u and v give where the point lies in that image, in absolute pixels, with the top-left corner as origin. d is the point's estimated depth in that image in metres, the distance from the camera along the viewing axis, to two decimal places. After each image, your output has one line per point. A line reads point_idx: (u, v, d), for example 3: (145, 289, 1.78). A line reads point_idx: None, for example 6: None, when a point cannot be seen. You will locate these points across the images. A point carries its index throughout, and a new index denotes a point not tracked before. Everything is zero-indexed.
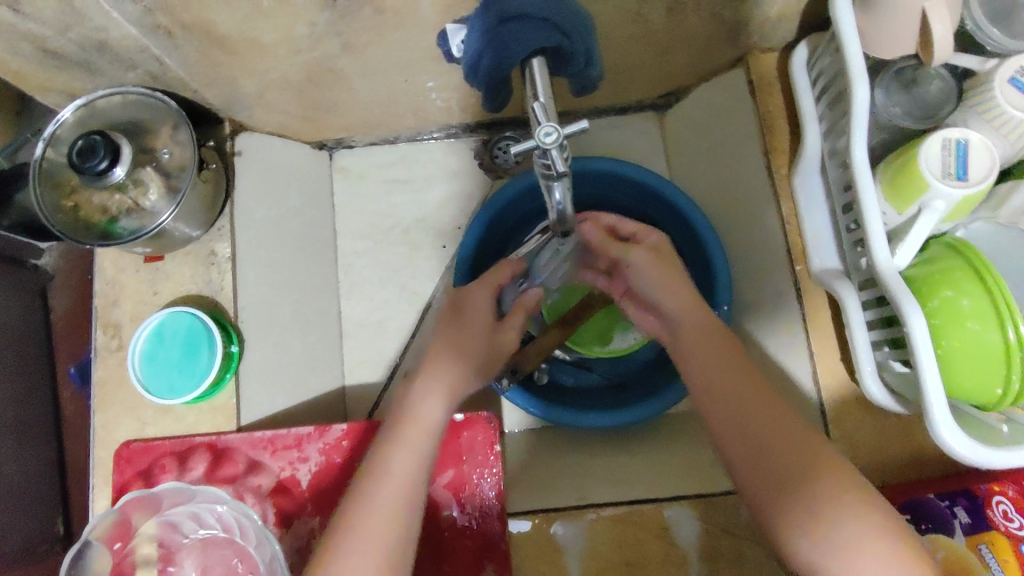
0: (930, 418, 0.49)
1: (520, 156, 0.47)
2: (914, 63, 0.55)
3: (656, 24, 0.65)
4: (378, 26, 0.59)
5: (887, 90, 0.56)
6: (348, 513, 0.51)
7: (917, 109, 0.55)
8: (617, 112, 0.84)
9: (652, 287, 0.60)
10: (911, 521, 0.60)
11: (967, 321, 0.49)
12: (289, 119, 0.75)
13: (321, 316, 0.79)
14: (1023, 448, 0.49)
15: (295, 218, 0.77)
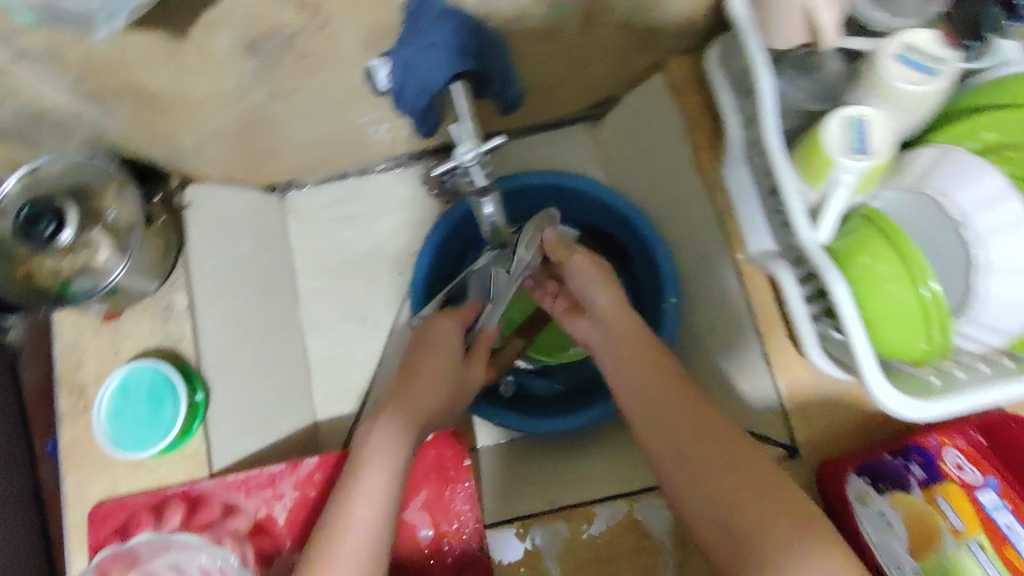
0: (863, 378, 0.52)
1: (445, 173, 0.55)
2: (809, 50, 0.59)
3: (572, 40, 0.68)
4: (305, 69, 0.62)
5: (790, 77, 0.59)
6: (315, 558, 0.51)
7: (818, 92, 0.59)
8: (553, 127, 0.88)
9: (586, 287, 0.65)
10: (870, 482, 0.62)
11: (885, 284, 0.52)
12: (234, 167, 0.77)
13: (287, 354, 0.80)
14: (953, 396, 0.51)
15: (250, 261, 0.79)
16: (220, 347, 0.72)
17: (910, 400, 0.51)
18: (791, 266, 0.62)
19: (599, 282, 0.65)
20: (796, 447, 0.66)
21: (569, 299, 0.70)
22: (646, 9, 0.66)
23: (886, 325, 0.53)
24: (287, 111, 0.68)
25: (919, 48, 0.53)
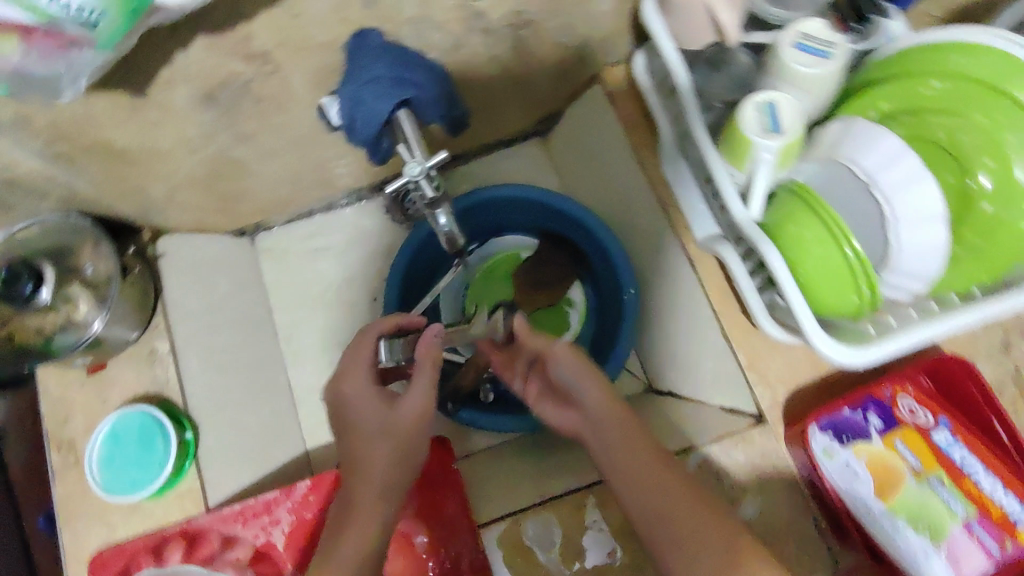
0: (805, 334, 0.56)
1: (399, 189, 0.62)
2: (717, 49, 0.65)
3: (509, 61, 0.74)
4: (262, 112, 0.66)
5: (704, 74, 0.66)
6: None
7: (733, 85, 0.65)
8: (505, 145, 0.93)
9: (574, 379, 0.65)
10: (834, 437, 0.64)
11: (812, 248, 0.57)
12: (204, 215, 0.81)
13: (271, 389, 0.82)
14: (887, 342, 0.56)
15: (227, 303, 0.82)
16: (205, 387, 0.74)
17: (850, 350, 0.55)
18: (733, 245, 0.66)
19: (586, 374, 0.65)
20: (763, 416, 0.68)
21: (548, 391, 0.69)
22: (572, 27, 0.72)
23: (824, 285, 0.57)
24: (250, 154, 0.72)
25: (812, 35, 0.59)
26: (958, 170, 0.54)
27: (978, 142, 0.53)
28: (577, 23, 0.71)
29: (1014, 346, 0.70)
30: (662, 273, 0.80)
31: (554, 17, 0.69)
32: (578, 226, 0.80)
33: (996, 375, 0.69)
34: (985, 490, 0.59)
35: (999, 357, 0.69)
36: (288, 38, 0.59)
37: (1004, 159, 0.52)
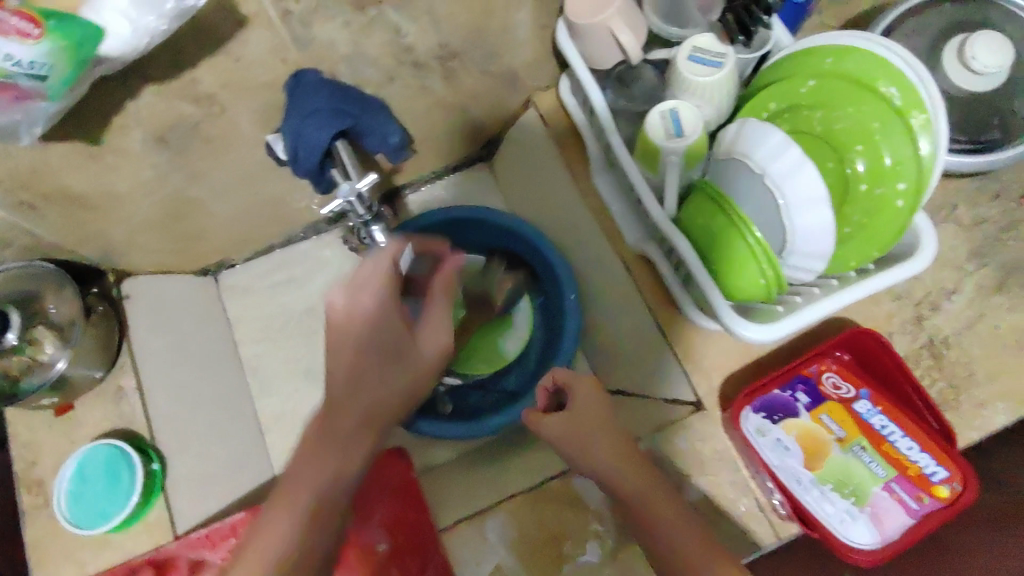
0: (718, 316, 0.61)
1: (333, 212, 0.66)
2: (625, 67, 0.72)
3: (442, 92, 0.80)
4: (212, 152, 0.71)
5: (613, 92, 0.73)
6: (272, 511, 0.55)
7: (643, 98, 0.72)
8: (452, 171, 0.98)
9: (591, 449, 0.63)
10: (766, 416, 0.68)
11: (720, 237, 0.63)
12: (165, 255, 0.85)
13: (238, 419, 0.85)
14: (791, 319, 0.61)
15: (191, 338, 0.85)
16: (171, 419, 0.77)
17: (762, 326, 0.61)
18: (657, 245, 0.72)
19: (607, 434, 0.64)
20: (701, 401, 0.73)
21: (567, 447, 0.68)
22: (496, 57, 0.79)
23: (733, 273, 0.63)
24: (205, 192, 0.77)
25: (703, 48, 0.66)
26: (838, 156, 0.60)
27: (851, 129, 0.59)
28: (500, 52, 0.78)
29: (927, 318, 0.76)
30: (603, 276, 0.85)
31: (478, 49, 0.76)
32: (520, 240, 0.86)
33: (908, 348, 0.75)
34: (902, 453, 0.64)
35: (912, 329, 0.76)
36: (230, 79, 0.64)
37: (873, 143, 0.58)
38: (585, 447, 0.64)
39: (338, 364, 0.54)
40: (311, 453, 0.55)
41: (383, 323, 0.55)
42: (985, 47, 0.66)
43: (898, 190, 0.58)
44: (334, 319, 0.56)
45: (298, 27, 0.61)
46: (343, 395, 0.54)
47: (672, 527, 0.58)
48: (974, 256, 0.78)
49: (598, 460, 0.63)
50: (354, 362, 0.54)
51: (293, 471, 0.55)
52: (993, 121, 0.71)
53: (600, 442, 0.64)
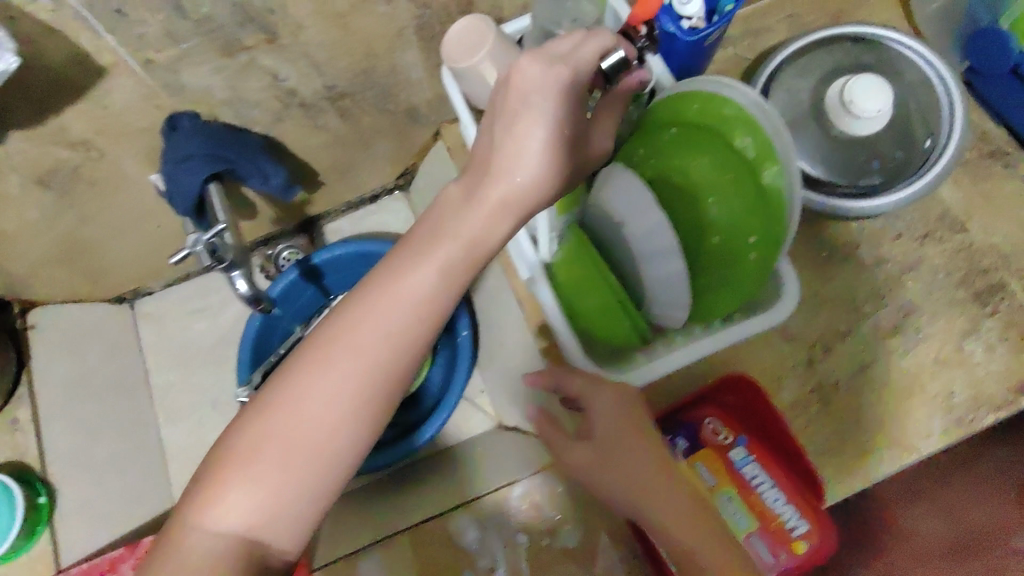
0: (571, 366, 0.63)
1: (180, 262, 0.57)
2: None
3: (340, 128, 0.80)
4: (101, 192, 0.73)
5: None
6: (270, 437, 0.44)
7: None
8: (371, 201, 0.99)
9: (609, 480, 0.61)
10: None
11: (579, 286, 0.63)
12: (75, 286, 0.85)
13: (141, 449, 0.87)
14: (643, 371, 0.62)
15: (98, 370, 0.86)
16: (69, 453, 0.78)
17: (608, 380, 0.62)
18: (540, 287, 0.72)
19: (631, 458, 0.61)
20: None
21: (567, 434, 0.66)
22: (393, 95, 0.79)
23: (597, 324, 0.64)
24: (101, 230, 0.78)
25: None
26: (692, 205, 0.59)
27: (705, 180, 0.58)
28: (396, 90, 0.78)
29: (818, 361, 0.76)
30: (503, 312, 0.85)
31: (371, 88, 0.76)
32: None
33: (800, 393, 0.75)
34: (767, 505, 0.65)
35: (802, 371, 0.75)
36: (104, 125, 0.64)
37: (722, 194, 0.57)
38: (608, 470, 0.61)
39: (521, 135, 0.45)
40: (410, 247, 0.47)
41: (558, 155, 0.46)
42: (865, 89, 0.64)
43: (750, 243, 0.57)
44: (520, 82, 0.46)
45: (165, 74, 0.61)
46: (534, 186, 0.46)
47: (689, 537, 0.57)
48: (871, 297, 0.77)
49: (616, 476, 0.61)
50: (538, 159, 0.46)
51: (333, 344, 0.45)
52: (881, 163, 0.71)
53: (632, 466, 0.60)
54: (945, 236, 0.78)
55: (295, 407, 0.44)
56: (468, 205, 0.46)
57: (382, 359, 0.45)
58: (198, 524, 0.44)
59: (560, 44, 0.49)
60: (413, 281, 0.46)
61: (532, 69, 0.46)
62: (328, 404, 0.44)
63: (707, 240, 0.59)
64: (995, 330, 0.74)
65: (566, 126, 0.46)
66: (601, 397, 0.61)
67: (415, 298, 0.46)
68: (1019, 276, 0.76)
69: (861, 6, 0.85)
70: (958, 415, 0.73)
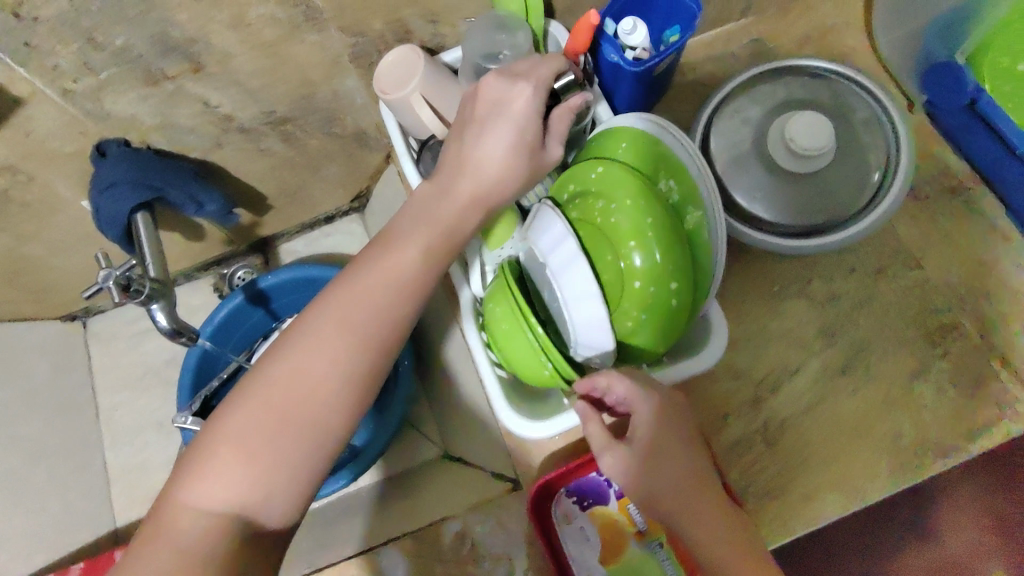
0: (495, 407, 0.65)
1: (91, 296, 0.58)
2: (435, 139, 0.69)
3: (285, 153, 0.79)
4: (36, 216, 0.72)
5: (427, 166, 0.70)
6: (272, 398, 0.48)
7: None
8: (326, 222, 0.98)
9: (644, 485, 0.59)
10: (576, 501, 0.69)
11: (502, 327, 0.62)
12: (21, 305, 0.84)
13: (84, 469, 0.86)
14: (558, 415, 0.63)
15: (45, 389, 0.85)
16: (5, 472, 0.75)
17: (529, 423, 0.63)
18: None
19: (667, 459, 0.59)
20: (518, 481, 0.73)
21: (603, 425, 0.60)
22: (338, 121, 0.78)
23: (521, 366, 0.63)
24: (42, 250, 0.78)
25: None
26: (614, 250, 0.59)
27: (626, 223, 0.58)
28: (340, 115, 0.77)
29: (765, 400, 0.73)
30: (448, 341, 0.84)
31: (313, 113, 0.75)
32: None
33: (744, 429, 0.72)
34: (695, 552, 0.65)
35: (748, 412, 0.72)
36: (29, 151, 0.64)
37: (643, 240, 0.57)
38: (653, 475, 0.59)
39: (486, 140, 0.55)
40: (397, 236, 0.54)
41: (521, 166, 0.56)
42: (806, 129, 0.64)
43: (670, 289, 0.57)
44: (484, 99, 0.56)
45: (91, 104, 0.62)
46: (496, 183, 0.55)
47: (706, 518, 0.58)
48: (822, 334, 0.74)
49: (648, 479, 0.59)
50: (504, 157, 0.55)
51: (334, 313, 0.50)
52: (822, 207, 0.69)
53: (661, 464, 0.59)
54: (900, 272, 0.75)
55: (282, 384, 0.48)
56: (441, 199, 0.55)
57: (366, 333, 0.50)
58: (186, 497, 0.46)
59: (517, 66, 0.59)
60: (388, 266, 0.53)
61: (495, 89, 0.56)
62: (317, 374, 0.49)
63: (628, 285, 0.58)
64: (947, 372, 0.72)
65: (532, 133, 0.55)
66: (643, 401, 0.58)
67: (398, 281, 0.52)
68: (973, 316, 0.73)
69: (820, 35, 0.83)
70: (905, 459, 0.70)
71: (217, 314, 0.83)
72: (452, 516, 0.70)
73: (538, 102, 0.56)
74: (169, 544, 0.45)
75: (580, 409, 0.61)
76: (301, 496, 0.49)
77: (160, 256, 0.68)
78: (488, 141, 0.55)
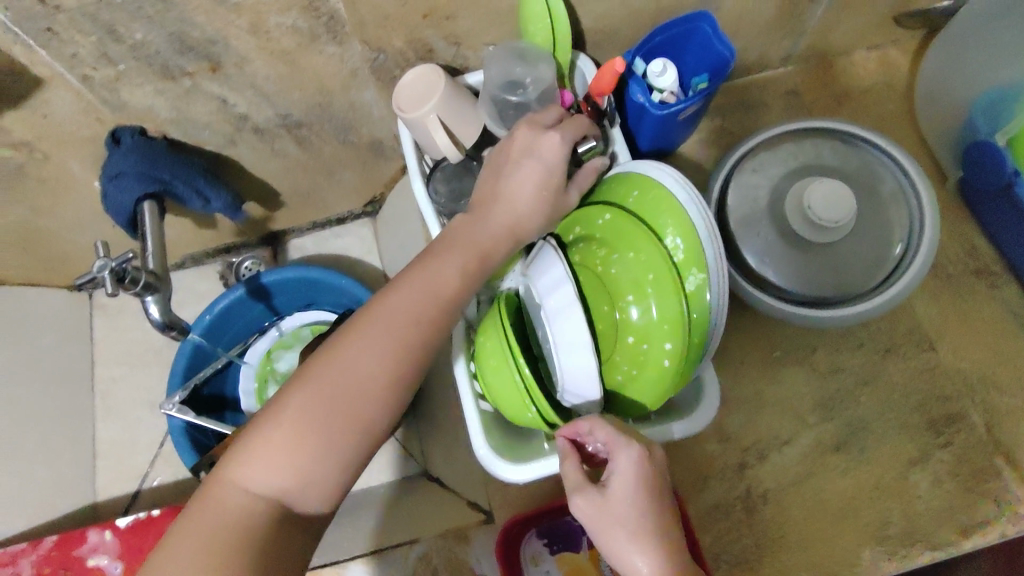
0: (471, 441, 0.62)
1: (86, 284, 0.58)
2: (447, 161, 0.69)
3: (300, 155, 0.80)
4: (50, 192, 0.74)
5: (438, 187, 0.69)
6: (315, 390, 0.45)
7: (448, 199, 0.68)
8: (337, 223, 0.98)
9: (612, 546, 0.51)
10: (547, 543, 0.67)
11: (490, 359, 0.60)
12: (34, 273, 0.87)
13: (74, 441, 0.88)
14: (537, 461, 0.59)
15: (46, 357, 0.87)
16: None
17: (510, 465, 0.60)
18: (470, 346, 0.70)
19: (642, 519, 0.51)
20: (491, 513, 0.71)
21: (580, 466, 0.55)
22: (355, 130, 0.79)
23: (505, 403, 0.61)
24: (54, 224, 0.79)
25: None
26: (611, 301, 0.58)
27: (626, 277, 0.57)
28: (359, 125, 0.78)
29: (750, 468, 0.71)
30: (440, 361, 0.83)
31: (331, 120, 0.76)
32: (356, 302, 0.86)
33: (722, 496, 0.70)
34: None
35: (730, 477, 0.71)
36: (45, 131, 0.65)
37: (642, 295, 0.56)
38: (622, 537, 0.51)
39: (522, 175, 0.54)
40: (442, 250, 0.52)
41: (549, 197, 0.55)
42: (825, 203, 0.62)
43: (664, 349, 0.55)
44: (513, 143, 0.56)
45: (105, 91, 0.62)
46: (526, 214, 0.55)
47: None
48: (818, 408, 0.72)
49: (615, 540, 0.51)
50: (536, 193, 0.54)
51: (381, 314, 0.48)
52: (833, 279, 0.67)
53: (626, 523, 0.51)
54: (909, 353, 0.72)
55: (329, 373, 0.45)
56: (478, 222, 0.53)
57: (415, 332, 0.48)
58: (234, 479, 0.44)
59: (543, 114, 0.58)
60: (442, 274, 0.50)
61: (526, 135, 0.55)
62: (366, 370, 0.46)
63: (622, 338, 0.58)
64: (945, 463, 0.69)
65: (559, 172, 0.55)
66: (625, 452, 0.53)
67: (445, 285, 0.50)
68: (982, 409, 0.70)
69: (851, 98, 0.82)
70: (889, 549, 0.67)
71: (218, 303, 0.83)
72: (418, 539, 0.69)
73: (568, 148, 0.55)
74: (206, 529, 0.42)
75: (562, 447, 0.56)
76: (338, 490, 0.46)
77: (162, 246, 0.68)
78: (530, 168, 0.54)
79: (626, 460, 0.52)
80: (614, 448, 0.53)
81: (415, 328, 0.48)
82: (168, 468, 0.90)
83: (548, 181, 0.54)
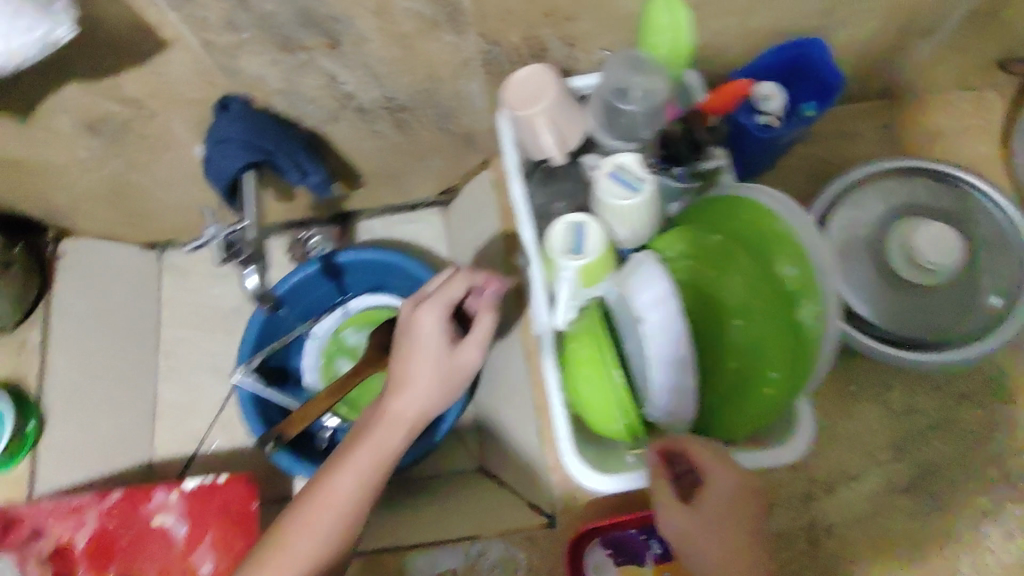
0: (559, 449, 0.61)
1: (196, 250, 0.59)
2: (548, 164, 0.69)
3: (392, 138, 0.81)
4: (149, 149, 0.74)
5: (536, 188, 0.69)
6: (265, 568, 0.54)
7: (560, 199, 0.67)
8: (411, 209, 0.99)
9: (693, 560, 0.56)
10: (610, 555, 0.67)
11: (586, 368, 0.60)
12: (115, 224, 0.90)
13: (138, 396, 0.90)
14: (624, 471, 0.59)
15: (116, 311, 0.90)
16: (63, 382, 0.80)
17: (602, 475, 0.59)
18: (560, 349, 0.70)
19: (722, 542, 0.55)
20: (554, 518, 0.70)
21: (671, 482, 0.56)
22: (450, 119, 0.79)
23: (598, 411, 0.61)
24: (145, 181, 0.80)
25: (627, 168, 0.63)
26: (718, 320, 0.57)
27: (736, 296, 0.56)
28: (455, 114, 0.78)
29: (816, 500, 0.71)
30: (508, 358, 0.84)
31: (430, 107, 0.76)
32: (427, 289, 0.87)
33: (787, 524, 0.70)
34: None
35: (796, 505, 0.70)
36: (159, 90, 0.66)
37: (749, 317, 0.55)
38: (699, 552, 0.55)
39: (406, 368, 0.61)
40: (377, 434, 0.59)
41: (445, 372, 0.61)
42: (931, 243, 0.63)
43: (770, 377, 0.54)
44: (413, 329, 0.61)
45: (222, 56, 0.62)
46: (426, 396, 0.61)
47: None
48: (890, 447, 0.71)
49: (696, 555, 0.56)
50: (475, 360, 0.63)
51: (327, 482, 0.57)
52: (931, 326, 0.67)
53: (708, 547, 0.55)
54: (983, 402, 0.72)
55: (277, 553, 0.55)
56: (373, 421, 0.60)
57: (351, 505, 0.56)
58: None
59: (452, 283, 0.62)
60: (388, 439, 0.59)
61: (426, 317, 0.61)
62: (310, 544, 0.55)
63: (724, 364, 0.57)
64: (1015, 517, 0.68)
65: (441, 350, 0.61)
66: (723, 479, 0.54)
67: (383, 458, 0.59)
68: None
69: (948, 139, 0.81)
70: None
71: (292, 278, 0.83)
72: (479, 535, 0.70)
73: (441, 323, 0.61)
74: None
75: (652, 460, 0.57)
76: None
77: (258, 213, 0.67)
78: (442, 316, 0.61)
79: (720, 489, 0.54)
80: (709, 474, 0.55)
81: (388, 443, 0.59)
82: (224, 434, 0.92)
83: (440, 368, 0.61)
